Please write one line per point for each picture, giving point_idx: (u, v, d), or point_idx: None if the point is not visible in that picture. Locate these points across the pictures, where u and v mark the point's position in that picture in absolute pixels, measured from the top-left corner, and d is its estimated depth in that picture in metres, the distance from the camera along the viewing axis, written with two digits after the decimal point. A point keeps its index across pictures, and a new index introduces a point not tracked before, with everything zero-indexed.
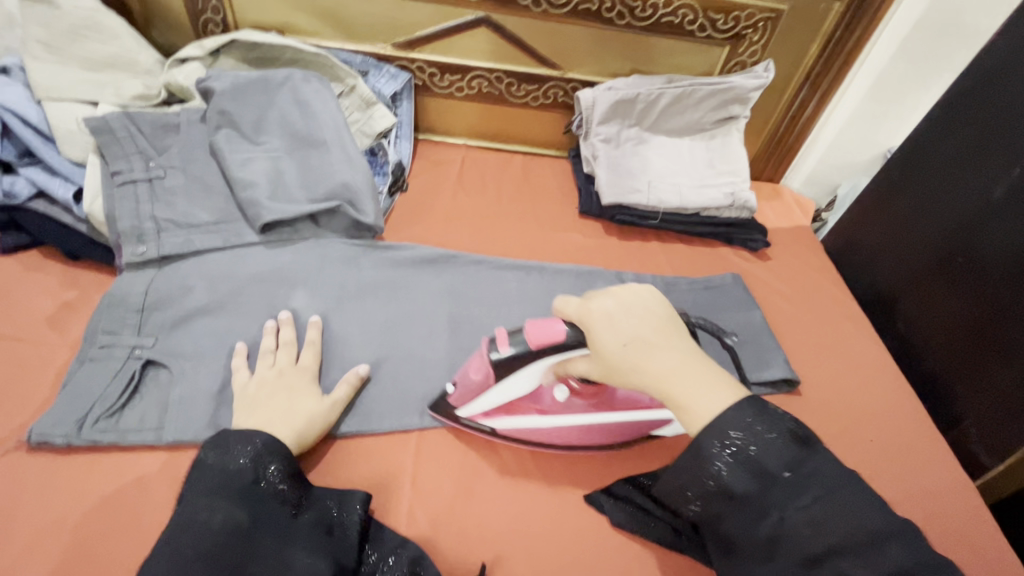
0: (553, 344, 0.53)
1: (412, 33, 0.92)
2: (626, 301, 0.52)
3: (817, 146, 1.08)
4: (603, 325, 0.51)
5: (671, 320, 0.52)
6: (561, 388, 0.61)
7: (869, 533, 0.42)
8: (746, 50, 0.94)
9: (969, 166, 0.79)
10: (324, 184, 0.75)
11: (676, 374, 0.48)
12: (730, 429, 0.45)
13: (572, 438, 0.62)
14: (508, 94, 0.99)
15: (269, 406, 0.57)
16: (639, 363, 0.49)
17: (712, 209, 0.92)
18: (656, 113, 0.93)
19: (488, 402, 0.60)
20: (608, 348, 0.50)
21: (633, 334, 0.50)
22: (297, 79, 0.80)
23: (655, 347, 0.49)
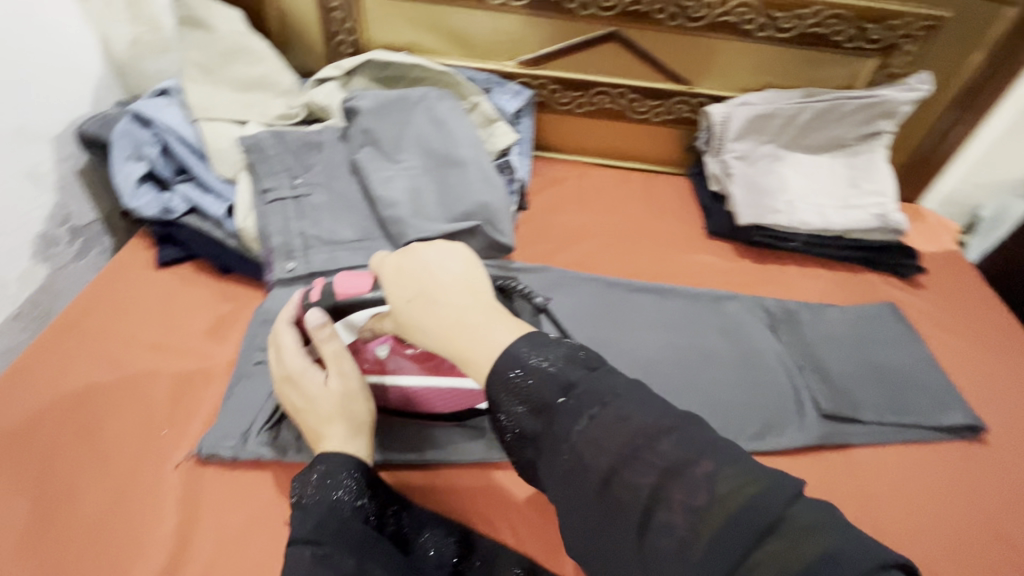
0: (355, 298, 0.50)
1: (539, 50, 0.91)
2: (432, 258, 0.46)
3: (963, 164, 0.99)
4: (401, 276, 0.46)
5: (479, 278, 0.46)
6: (382, 343, 0.55)
7: (660, 440, 0.36)
8: (898, 61, 0.87)
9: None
10: (461, 202, 0.74)
11: (455, 326, 0.43)
12: (512, 370, 0.41)
13: (399, 402, 0.58)
14: (629, 109, 0.97)
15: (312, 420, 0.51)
16: (423, 318, 0.44)
17: (859, 231, 0.85)
18: (795, 129, 0.87)
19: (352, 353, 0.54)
20: (392, 301, 0.46)
21: (423, 290, 0.45)
22: (433, 98, 0.81)
23: (441, 302, 0.44)
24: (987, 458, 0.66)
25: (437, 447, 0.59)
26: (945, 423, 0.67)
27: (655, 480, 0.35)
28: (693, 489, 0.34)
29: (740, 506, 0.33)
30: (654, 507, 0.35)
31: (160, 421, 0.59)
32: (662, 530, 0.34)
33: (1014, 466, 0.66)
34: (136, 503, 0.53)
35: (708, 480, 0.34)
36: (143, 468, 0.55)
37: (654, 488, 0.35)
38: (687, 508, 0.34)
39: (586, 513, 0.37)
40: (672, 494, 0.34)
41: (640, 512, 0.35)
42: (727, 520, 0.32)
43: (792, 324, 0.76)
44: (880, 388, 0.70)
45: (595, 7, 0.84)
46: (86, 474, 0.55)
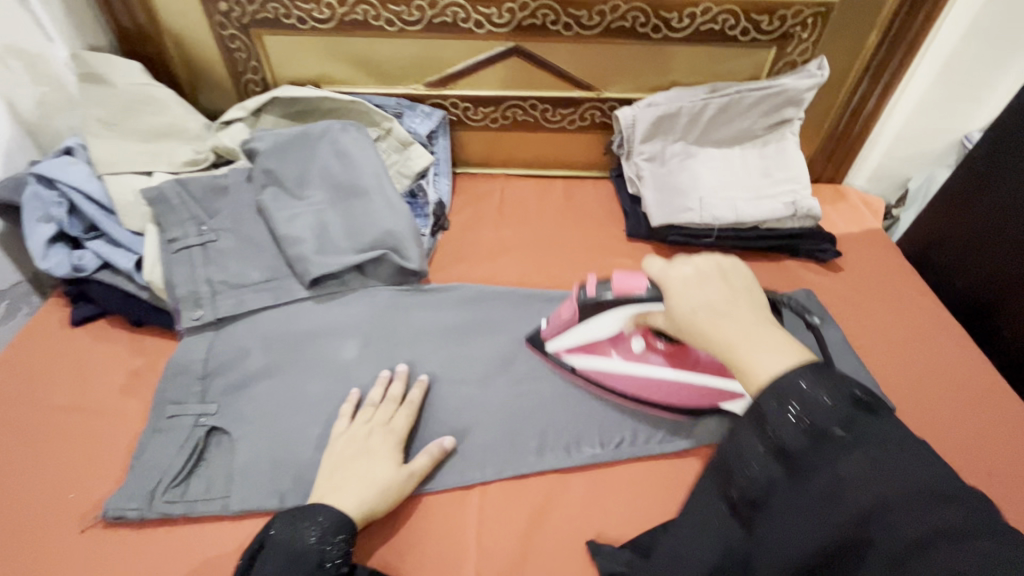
0: (630, 295, 0.60)
1: (444, 70, 0.92)
2: (704, 270, 0.53)
3: (882, 141, 1.00)
4: (682, 286, 0.52)
5: (750, 291, 0.51)
6: (639, 338, 0.64)
7: (938, 509, 0.33)
8: (795, 49, 0.88)
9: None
10: (367, 233, 0.75)
11: (748, 336, 0.46)
12: (785, 385, 0.41)
13: (653, 394, 0.65)
14: (544, 119, 0.97)
15: (348, 472, 0.56)
16: (707, 322, 0.49)
17: (773, 220, 0.85)
18: (702, 126, 0.88)
19: (575, 336, 0.66)
20: (676, 309, 0.51)
21: (706, 300, 0.50)
22: (336, 130, 0.81)
23: (725, 311, 0.49)
24: None
25: None
26: None
27: (920, 537, 0.32)
28: (962, 558, 0.31)
29: None
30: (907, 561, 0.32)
31: (66, 484, 0.59)
32: None
33: (925, 443, 0.67)
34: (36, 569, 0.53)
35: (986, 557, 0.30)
36: (46, 533, 0.56)
37: (920, 541, 0.32)
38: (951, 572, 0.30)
39: (816, 538, 0.36)
40: (940, 559, 0.31)
41: (890, 561, 0.33)
42: None
43: None
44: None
45: (490, 25, 0.85)
46: None
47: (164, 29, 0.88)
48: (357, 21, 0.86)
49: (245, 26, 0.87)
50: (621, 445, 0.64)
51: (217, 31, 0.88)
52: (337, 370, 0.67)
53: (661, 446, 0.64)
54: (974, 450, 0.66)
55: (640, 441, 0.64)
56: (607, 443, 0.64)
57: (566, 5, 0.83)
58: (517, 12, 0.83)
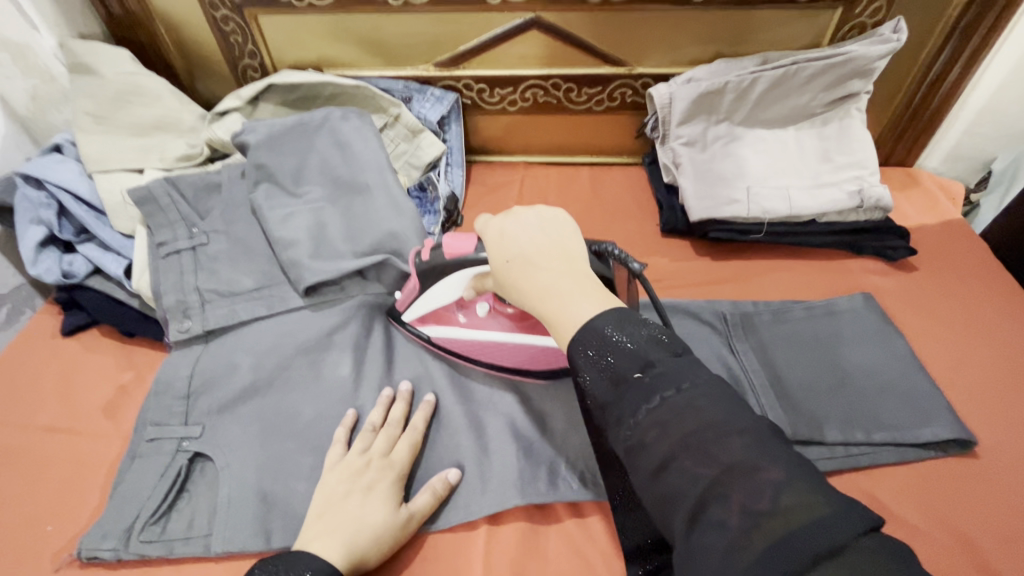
0: (462, 257, 0.56)
1: (455, 48, 0.82)
2: (523, 220, 0.47)
3: (965, 115, 0.85)
4: (497, 237, 0.47)
5: (566, 242, 0.46)
6: (483, 302, 0.61)
7: (725, 444, 0.33)
8: (865, 9, 0.74)
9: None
10: (369, 235, 0.68)
11: (552, 287, 0.42)
12: (597, 343, 0.39)
13: (506, 357, 0.61)
14: (567, 101, 0.87)
15: (338, 510, 0.49)
16: (518, 273, 0.44)
17: (834, 213, 0.74)
18: (751, 103, 0.76)
19: (423, 305, 0.62)
20: (493, 262, 0.46)
21: (519, 250, 0.45)
22: (336, 118, 0.73)
23: (535, 262, 0.44)
24: (981, 479, 0.57)
25: None
26: (927, 438, 0.58)
27: (716, 475, 0.33)
28: (754, 492, 0.31)
29: (799, 525, 0.30)
30: (709, 502, 0.32)
31: (45, 514, 0.55)
32: (721, 523, 0.31)
33: (1016, 488, 0.56)
34: None
35: (775, 489, 0.31)
36: (20, 569, 0.52)
37: (713, 481, 0.32)
38: (745, 508, 0.31)
39: (648, 493, 0.36)
40: (732, 496, 0.32)
41: (693, 505, 0.33)
42: (779, 536, 0.29)
43: (754, 331, 0.67)
44: (854, 401, 0.60)
45: None
46: None
47: (154, 12, 0.82)
48: None
49: (238, 6, 0.79)
50: None
51: (210, 13, 0.80)
52: (331, 390, 0.61)
53: None
54: None
55: None
56: None
57: None
58: None
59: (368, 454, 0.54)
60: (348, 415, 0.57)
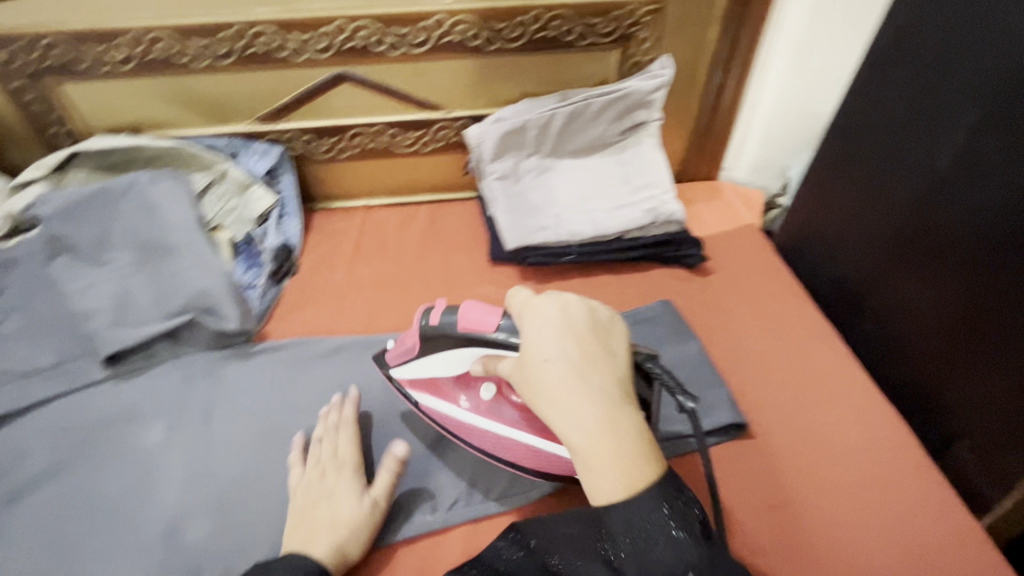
0: (479, 333, 0.52)
1: (273, 103, 0.84)
2: (569, 319, 0.48)
3: (754, 133, 0.97)
4: (537, 328, 0.48)
5: (613, 354, 0.48)
6: (489, 386, 0.58)
7: None
8: (639, 49, 0.84)
9: (911, 123, 0.61)
10: (177, 297, 0.67)
11: (592, 436, 0.44)
12: (630, 515, 0.42)
13: (520, 457, 0.56)
14: (395, 145, 0.91)
15: (315, 511, 0.53)
16: (556, 386, 0.45)
17: (634, 230, 0.81)
18: (553, 137, 0.83)
19: (416, 371, 0.59)
20: (529, 357, 0.47)
21: (561, 357, 0.46)
22: (143, 181, 0.72)
23: (581, 377, 0.45)
24: (754, 458, 0.63)
25: None
26: (709, 427, 0.63)
27: None
28: None
29: None
30: None
31: None
32: None
33: (783, 462, 0.63)
34: None
35: None
36: None
37: None
38: None
39: None
40: None
41: None
42: None
43: None
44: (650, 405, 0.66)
45: (309, 52, 0.78)
46: None
47: None
48: (160, 59, 0.77)
49: (34, 76, 0.77)
50: (455, 506, 0.58)
51: (4, 84, 0.78)
52: (136, 461, 0.59)
53: (499, 504, 0.58)
54: (829, 460, 0.63)
55: (477, 500, 0.58)
56: (440, 507, 0.58)
57: (386, 24, 0.76)
58: (334, 35, 0.77)
59: (320, 462, 0.57)
60: (297, 441, 0.60)
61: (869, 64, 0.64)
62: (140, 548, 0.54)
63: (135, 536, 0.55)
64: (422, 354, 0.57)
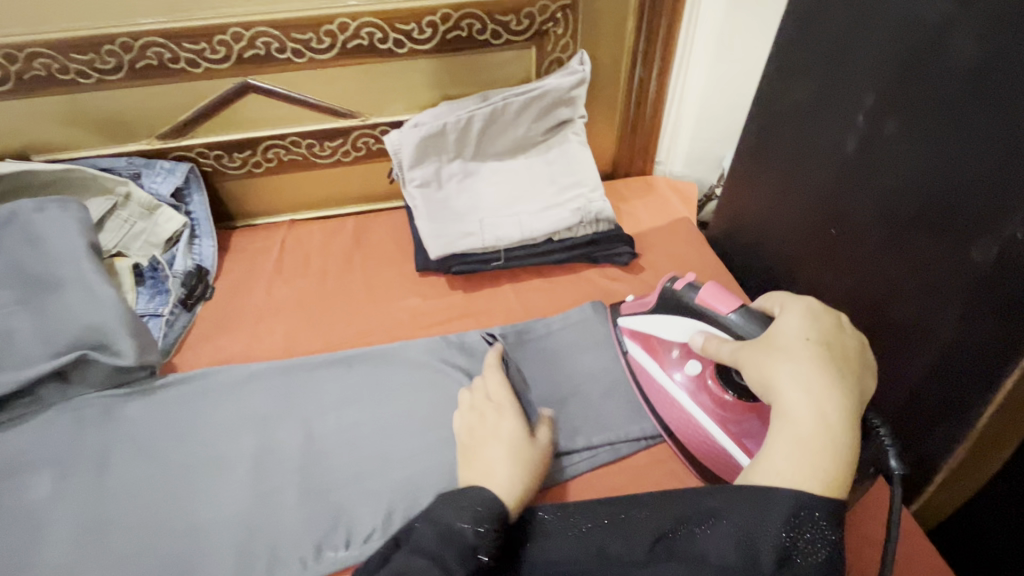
0: (712, 312, 0.57)
1: (175, 119, 0.79)
2: (816, 313, 0.51)
3: (683, 125, 0.96)
4: (797, 317, 0.50)
5: (857, 351, 0.49)
6: (698, 363, 0.59)
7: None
8: (555, 46, 0.82)
9: (818, 108, 0.60)
10: (65, 333, 0.62)
11: (823, 418, 0.43)
12: (803, 503, 0.40)
13: (676, 425, 0.60)
14: (313, 155, 0.87)
15: (483, 453, 0.53)
16: (801, 354, 0.47)
17: (563, 230, 0.79)
18: (474, 140, 0.80)
19: (647, 325, 0.63)
20: (809, 333, 0.48)
21: (817, 337, 0.48)
22: (26, 211, 0.66)
23: (818, 357, 0.47)
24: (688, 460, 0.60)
25: None
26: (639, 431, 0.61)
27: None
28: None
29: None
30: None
31: None
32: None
33: None
34: None
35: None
36: None
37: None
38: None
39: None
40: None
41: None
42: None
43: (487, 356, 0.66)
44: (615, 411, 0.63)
45: (206, 62, 0.74)
46: None
47: None
48: (41, 77, 0.72)
49: None
50: (371, 539, 0.53)
51: None
52: (18, 519, 0.54)
53: None
54: None
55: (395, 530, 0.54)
56: (354, 541, 0.53)
57: (287, 29, 0.72)
58: (232, 44, 0.73)
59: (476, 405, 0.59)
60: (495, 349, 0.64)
61: (781, 45, 0.63)
62: None
63: None
64: (659, 314, 0.62)
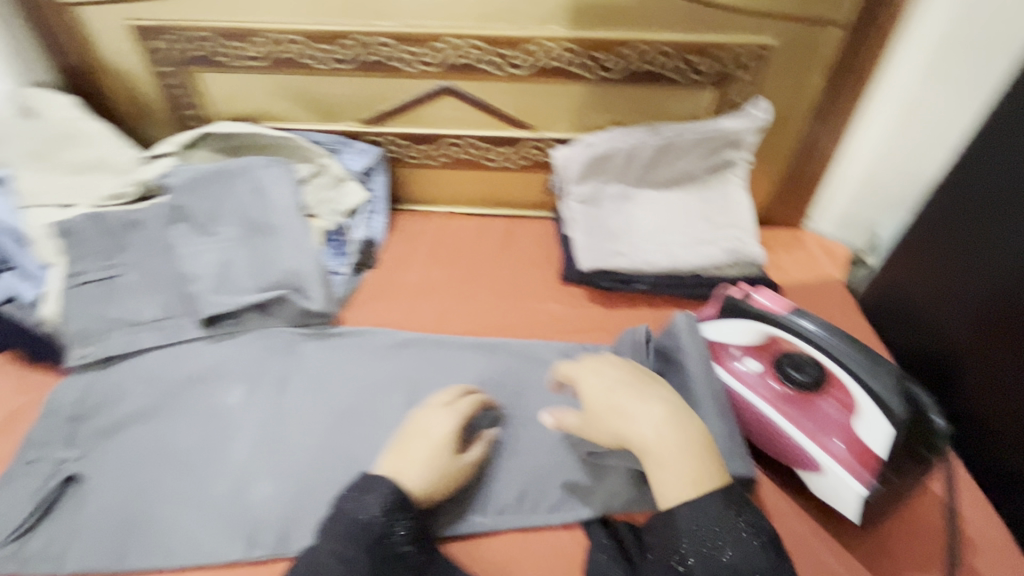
0: (771, 314, 0.59)
1: (378, 108, 0.91)
2: (594, 367, 0.57)
3: (845, 186, 0.94)
4: (587, 379, 0.57)
5: (642, 374, 0.57)
6: (759, 362, 0.63)
7: None
8: (737, 91, 0.83)
9: (1008, 209, 0.65)
10: (272, 273, 0.72)
11: (666, 440, 0.50)
12: (696, 515, 0.47)
13: (761, 433, 0.60)
14: (483, 158, 0.95)
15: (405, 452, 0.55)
16: (625, 404, 0.52)
17: (711, 267, 0.81)
18: (638, 167, 0.84)
19: (711, 332, 0.65)
20: (620, 376, 0.56)
21: (617, 382, 0.55)
22: (257, 166, 0.79)
23: (632, 397, 0.53)
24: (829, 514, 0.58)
25: (171, 552, 0.54)
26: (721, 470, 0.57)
27: None
28: None
29: None
30: None
31: None
32: None
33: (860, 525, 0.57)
34: None
35: None
36: None
37: None
38: None
39: None
40: None
41: None
42: None
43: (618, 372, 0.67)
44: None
45: (420, 65, 0.84)
46: None
47: (103, 65, 0.89)
48: (288, 59, 0.85)
49: (180, 64, 0.87)
50: (504, 512, 0.58)
51: (154, 67, 0.88)
52: (215, 417, 0.64)
53: (548, 516, 0.58)
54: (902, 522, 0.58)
55: (527, 509, 0.58)
56: (489, 510, 0.58)
57: (495, 45, 0.81)
58: (446, 51, 0.82)
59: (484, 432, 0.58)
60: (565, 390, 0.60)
61: (976, 146, 0.67)
62: (209, 498, 0.58)
63: (205, 486, 0.58)
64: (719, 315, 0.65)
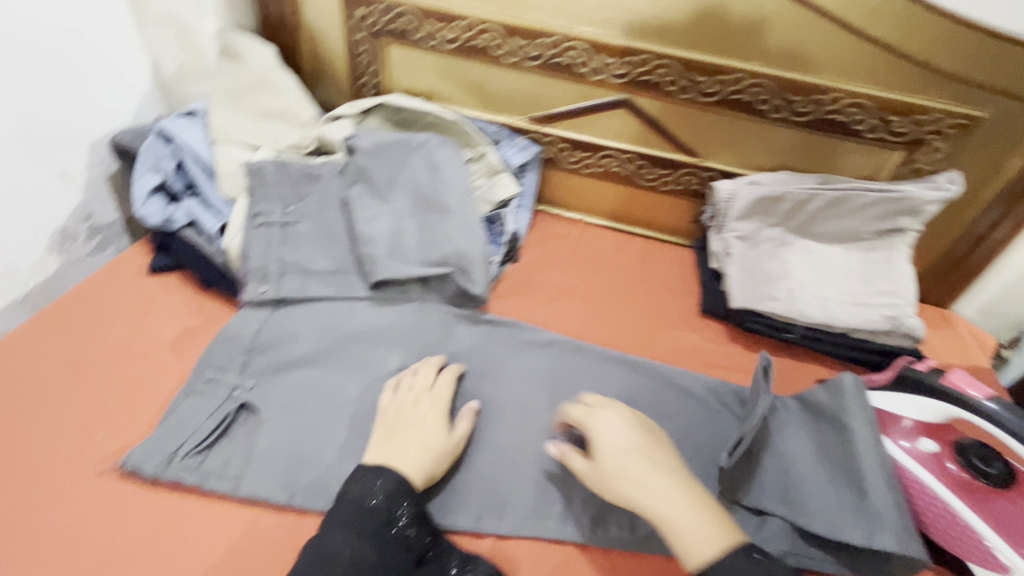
0: (965, 398, 0.57)
1: (549, 109, 0.92)
2: (617, 424, 0.57)
3: (1007, 275, 0.89)
4: (608, 437, 0.56)
5: (637, 436, 0.57)
6: (935, 444, 0.61)
7: None
8: (924, 156, 0.81)
9: None
10: (439, 249, 0.74)
11: (665, 500, 0.51)
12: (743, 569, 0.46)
13: (934, 517, 0.58)
14: (637, 176, 0.94)
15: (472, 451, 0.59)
16: (638, 469, 0.53)
17: (866, 331, 0.78)
18: (805, 216, 0.82)
19: (884, 401, 0.63)
20: (635, 441, 0.55)
21: (634, 446, 0.55)
22: (433, 144, 0.81)
23: (632, 458, 0.54)
24: None
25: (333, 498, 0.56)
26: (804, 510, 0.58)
27: None
28: None
29: None
30: None
31: (96, 424, 0.60)
32: None
33: None
34: (43, 500, 0.54)
35: None
36: (67, 472, 0.56)
37: None
38: None
39: None
40: None
41: None
42: None
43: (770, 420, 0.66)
44: (840, 495, 0.60)
45: (606, 74, 0.85)
46: (22, 459, 0.57)
47: (303, 24, 0.94)
48: (478, 47, 0.88)
49: (374, 33, 0.91)
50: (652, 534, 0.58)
51: (349, 33, 0.92)
52: (374, 377, 0.66)
53: None
54: None
55: None
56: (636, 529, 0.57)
57: (688, 68, 0.81)
58: (636, 66, 0.83)
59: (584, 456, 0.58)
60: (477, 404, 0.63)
61: None
62: None
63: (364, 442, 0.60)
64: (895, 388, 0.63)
